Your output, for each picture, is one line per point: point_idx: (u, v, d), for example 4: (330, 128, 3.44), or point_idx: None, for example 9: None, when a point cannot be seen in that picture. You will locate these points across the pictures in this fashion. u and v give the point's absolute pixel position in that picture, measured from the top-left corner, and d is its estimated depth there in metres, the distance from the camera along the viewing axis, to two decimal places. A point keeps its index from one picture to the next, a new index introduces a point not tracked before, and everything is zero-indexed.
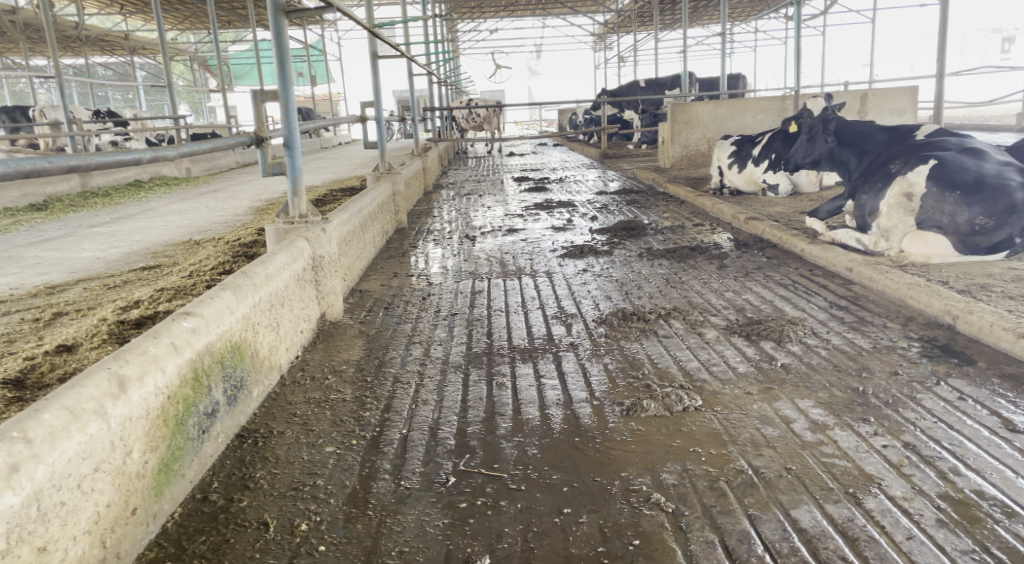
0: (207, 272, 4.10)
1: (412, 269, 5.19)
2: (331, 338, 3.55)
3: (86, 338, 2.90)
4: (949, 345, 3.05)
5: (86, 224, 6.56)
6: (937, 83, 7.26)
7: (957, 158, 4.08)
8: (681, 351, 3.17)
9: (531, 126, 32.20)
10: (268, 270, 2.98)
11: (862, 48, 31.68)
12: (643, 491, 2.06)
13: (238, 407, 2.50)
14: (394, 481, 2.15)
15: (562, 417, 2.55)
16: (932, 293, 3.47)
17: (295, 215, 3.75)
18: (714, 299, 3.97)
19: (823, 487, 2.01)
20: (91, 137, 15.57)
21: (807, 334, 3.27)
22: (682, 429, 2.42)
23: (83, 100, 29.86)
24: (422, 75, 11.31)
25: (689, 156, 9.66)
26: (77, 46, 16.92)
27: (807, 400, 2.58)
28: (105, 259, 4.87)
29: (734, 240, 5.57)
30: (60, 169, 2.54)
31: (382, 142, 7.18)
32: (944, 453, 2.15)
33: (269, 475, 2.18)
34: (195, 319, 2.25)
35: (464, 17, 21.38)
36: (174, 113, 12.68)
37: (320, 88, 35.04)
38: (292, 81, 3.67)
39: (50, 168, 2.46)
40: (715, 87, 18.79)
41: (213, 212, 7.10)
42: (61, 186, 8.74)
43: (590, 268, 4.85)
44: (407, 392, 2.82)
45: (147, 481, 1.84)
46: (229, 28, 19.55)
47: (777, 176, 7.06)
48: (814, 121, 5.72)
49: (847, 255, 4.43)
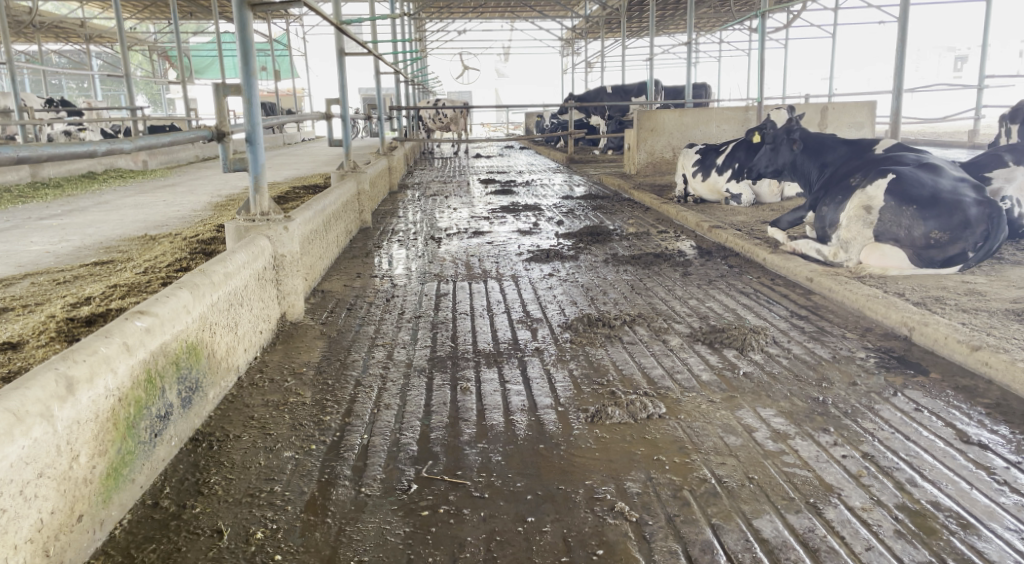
0: (163, 269, 3.97)
1: (376, 270, 5.12)
2: (292, 339, 3.48)
3: (32, 335, 2.78)
4: (905, 356, 3.12)
5: (35, 216, 6.32)
6: (895, 99, 7.44)
7: (914, 173, 4.19)
8: (646, 358, 3.18)
9: (498, 128, 32.21)
10: (227, 269, 2.89)
11: (823, 62, 32.45)
12: (607, 499, 2.05)
13: (193, 410, 2.42)
14: (354, 488, 2.10)
15: (527, 423, 2.53)
16: (889, 305, 3.54)
17: (256, 213, 3.67)
18: (678, 306, 4.00)
19: (784, 497, 2.03)
20: (43, 126, 15.05)
21: (768, 342, 3.32)
22: (645, 437, 2.42)
23: (36, 89, 28.95)
24: (389, 74, 11.18)
25: (654, 163, 9.76)
26: (30, 31, 16.37)
27: (769, 409, 2.60)
28: (55, 253, 4.69)
29: (697, 248, 5.64)
30: (9, 159, 2.41)
31: (348, 141, 6.99)
32: (902, 463, 2.19)
33: (224, 480, 2.11)
34: (149, 317, 2.16)
35: (433, 17, 21.27)
36: (131, 104, 12.33)
37: (284, 84, 34.49)
38: (256, 76, 3.58)
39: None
40: (680, 96, 19.03)
41: (170, 207, 6.92)
42: (9, 176, 8.41)
43: (555, 273, 4.84)
44: (369, 395, 2.77)
45: (95, 486, 1.76)
46: (191, 19, 19.10)
47: (739, 186, 7.17)
48: (778, 132, 5.82)
49: (807, 266, 4.52)
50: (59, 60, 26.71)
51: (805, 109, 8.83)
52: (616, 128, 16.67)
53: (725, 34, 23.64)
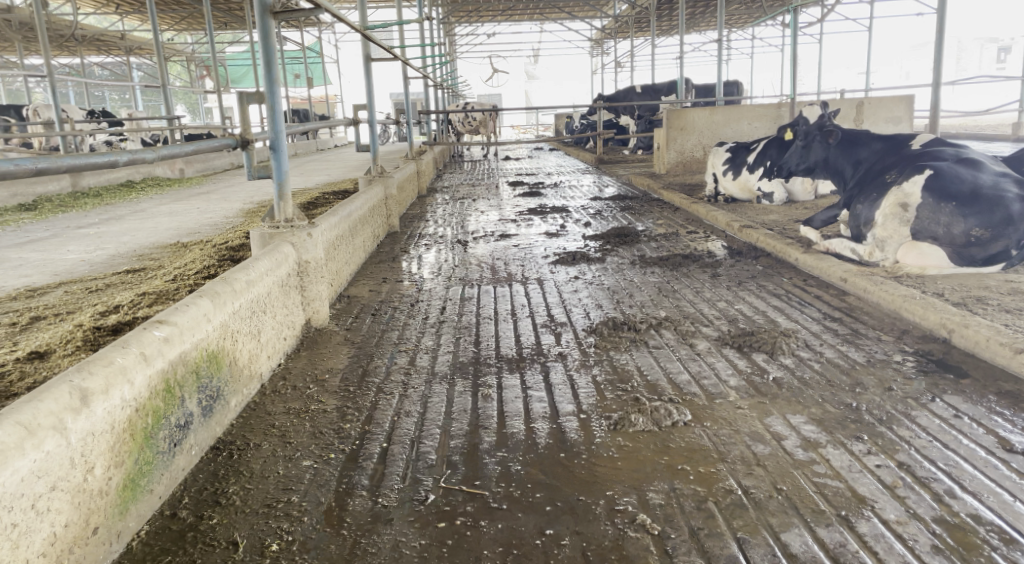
0: (191, 277, 4.02)
1: (402, 274, 5.12)
2: (315, 346, 3.48)
3: (60, 345, 2.82)
4: (944, 359, 2.99)
5: (74, 225, 6.47)
6: (935, 92, 7.20)
7: (952, 168, 4.02)
8: (672, 363, 3.10)
9: (529, 130, 32.15)
10: (249, 276, 2.90)
11: (861, 55, 31.76)
12: (628, 511, 1.99)
13: (215, 418, 2.43)
14: (371, 499, 2.07)
15: (548, 431, 2.48)
16: (927, 306, 3.41)
17: (280, 220, 3.69)
18: (706, 308, 3.91)
19: (813, 509, 1.95)
20: (85, 137, 15.45)
21: (800, 346, 3.22)
22: (670, 445, 2.35)
23: (79, 101, 29.89)
24: (417, 77, 11.20)
25: (685, 162, 9.62)
26: (72, 45, 16.85)
27: (799, 416, 2.51)
28: (89, 261, 4.79)
29: (728, 248, 5.53)
30: (33, 170, 2.44)
31: (375, 146, 6.99)
32: (940, 473, 2.09)
33: (242, 490, 2.11)
34: (168, 327, 2.18)
35: (462, 20, 21.35)
36: (168, 113, 12.56)
37: (317, 91, 34.94)
38: (279, 83, 3.59)
39: (22, 172, 2.35)
40: (712, 94, 18.77)
41: (202, 214, 7.02)
42: (51, 186, 8.64)
43: (581, 275, 4.78)
44: (390, 402, 2.76)
45: (111, 497, 1.77)
46: (225, 28, 19.42)
47: (772, 184, 7.01)
48: (810, 128, 5.68)
49: (842, 265, 4.39)
50: (101, 72, 27.47)
51: (840, 105, 8.60)
52: (647, 127, 16.49)
53: (758, 29, 23.27)
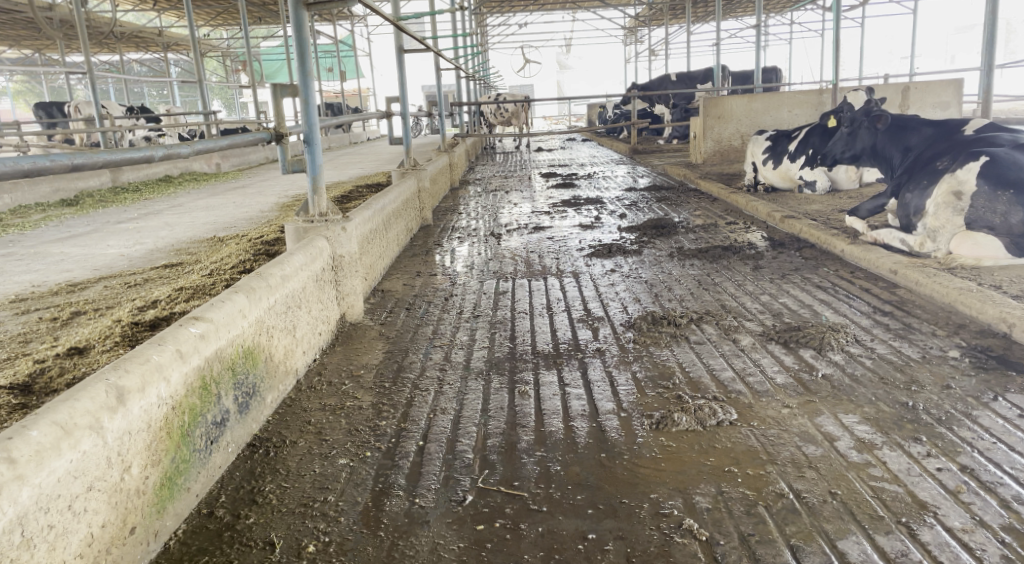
0: (227, 271, 4.03)
1: (436, 268, 5.08)
2: (350, 341, 3.46)
3: (99, 340, 2.84)
4: (1005, 356, 2.84)
5: (113, 220, 6.57)
6: (987, 76, 6.91)
7: (1010, 154, 3.86)
8: (715, 359, 3.01)
9: (561, 121, 31.99)
10: (284, 272, 2.88)
11: (904, 39, 30.86)
12: (674, 515, 1.91)
13: (251, 415, 2.41)
14: (408, 499, 2.03)
15: (588, 430, 2.41)
16: (986, 299, 3.25)
17: (315, 214, 3.67)
18: (748, 302, 3.79)
19: (871, 515, 1.85)
20: (125, 133, 15.74)
21: (849, 341, 3.09)
22: (716, 446, 2.27)
23: (119, 97, 30.54)
24: (450, 69, 11.13)
25: (722, 152, 9.40)
26: (112, 42, 17.15)
27: (851, 416, 2.40)
28: (128, 256, 4.84)
29: (769, 239, 5.37)
30: (71, 166, 2.44)
31: (408, 138, 6.95)
32: (1007, 478, 1.96)
33: (278, 489, 2.08)
34: (204, 324, 2.15)
35: (493, 10, 21.21)
36: (205, 108, 12.72)
37: (350, 84, 35.16)
38: (312, 76, 3.56)
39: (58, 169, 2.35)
40: (749, 81, 18.40)
41: (239, 208, 7.07)
42: (92, 181, 8.79)
43: (618, 268, 4.69)
44: (426, 399, 2.71)
45: (148, 497, 1.75)
46: (260, 24, 19.60)
47: (814, 172, 6.78)
48: (856, 114, 5.53)
49: (891, 257, 4.22)
50: (141, 69, 28.15)
51: (885, 90, 8.31)
52: (682, 116, 16.21)
53: (797, 15, 22.74)
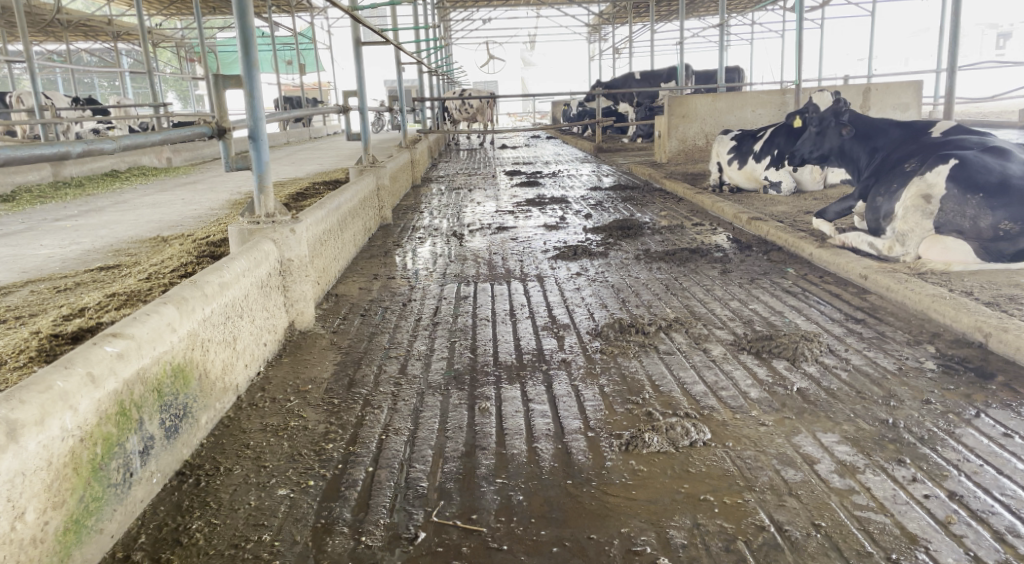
0: (167, 275, 3.74)
1: (394, 270, 4.85)
2: (298, 352, 3.22)
3: (11, 355, 2.56)
4: (982, 367, 2.75)
5: (51, 218, 6.17)
6: (950, 76, 6.90)
7: (980, 157, 3.79)
8: (685, 370, 2.86)
9: (525, 118, 31.87)
10: (223, 279, 2.63)
11: (860, 42, 31.49)
12: (647, 554, 1.75)
13: (181, 439, 2.18)
14: (352, 537, 1.83)
15: (553, 452, 2.23)
16: (960, 307, 3.16)
17: (261, 215, 3.40)
18: (718, 308, 3.66)
19: (859, 551, 1.71)
20: (70, 126, 15.01)
21: (823, 352, 2.97)
22: (690, 471, 2.10)
23: (67, 88, 29.37)
24: (412, 63, 10.80)
25: (687, 151, 9.32)
26: (58, 30, 16.37)
27: (831, 435, 2.27)
28: (62, 257, 4.51)
29: (736, 241, 5.28)
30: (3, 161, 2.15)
31: (365, 133, 6.62)
32: (998, 506, 1.84)
33: (207, 527, 1.86)
34: (122, 341, 1.91)
35: (457, 6, 20.93)
36: (156, 100, 12.12)
37: (311, 79, 34.49)
38: (258, 67, 3.30)
39: None
40: (712, 81, 18.50)
41: (188, 205, 6.72)
42: (30, 176, 8.30)
43: (583, 272, 4.53)
44: (379, 418, 2.50)
45: (48, 546, 1.52)
46: (215, 15, 18.91)
47: (778, 173, 6.73)
48: (823, 114, 5.42)
49: (861, 261, 4.14)
50: (91, 58, 27.25)
51: (846, 91, 8.32)
52: (646, 115, 16.24)
53: (759, 15, 22.97)
